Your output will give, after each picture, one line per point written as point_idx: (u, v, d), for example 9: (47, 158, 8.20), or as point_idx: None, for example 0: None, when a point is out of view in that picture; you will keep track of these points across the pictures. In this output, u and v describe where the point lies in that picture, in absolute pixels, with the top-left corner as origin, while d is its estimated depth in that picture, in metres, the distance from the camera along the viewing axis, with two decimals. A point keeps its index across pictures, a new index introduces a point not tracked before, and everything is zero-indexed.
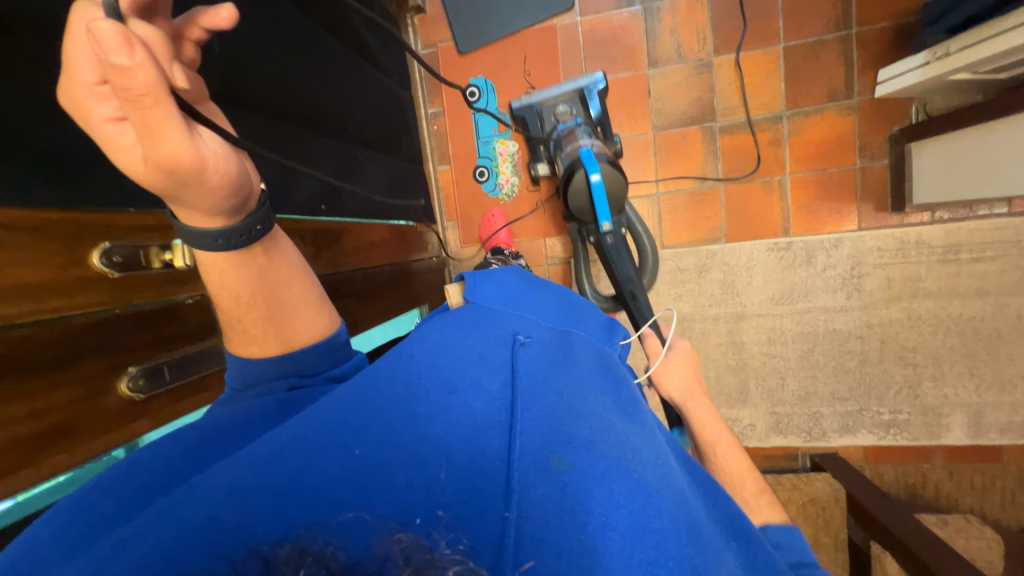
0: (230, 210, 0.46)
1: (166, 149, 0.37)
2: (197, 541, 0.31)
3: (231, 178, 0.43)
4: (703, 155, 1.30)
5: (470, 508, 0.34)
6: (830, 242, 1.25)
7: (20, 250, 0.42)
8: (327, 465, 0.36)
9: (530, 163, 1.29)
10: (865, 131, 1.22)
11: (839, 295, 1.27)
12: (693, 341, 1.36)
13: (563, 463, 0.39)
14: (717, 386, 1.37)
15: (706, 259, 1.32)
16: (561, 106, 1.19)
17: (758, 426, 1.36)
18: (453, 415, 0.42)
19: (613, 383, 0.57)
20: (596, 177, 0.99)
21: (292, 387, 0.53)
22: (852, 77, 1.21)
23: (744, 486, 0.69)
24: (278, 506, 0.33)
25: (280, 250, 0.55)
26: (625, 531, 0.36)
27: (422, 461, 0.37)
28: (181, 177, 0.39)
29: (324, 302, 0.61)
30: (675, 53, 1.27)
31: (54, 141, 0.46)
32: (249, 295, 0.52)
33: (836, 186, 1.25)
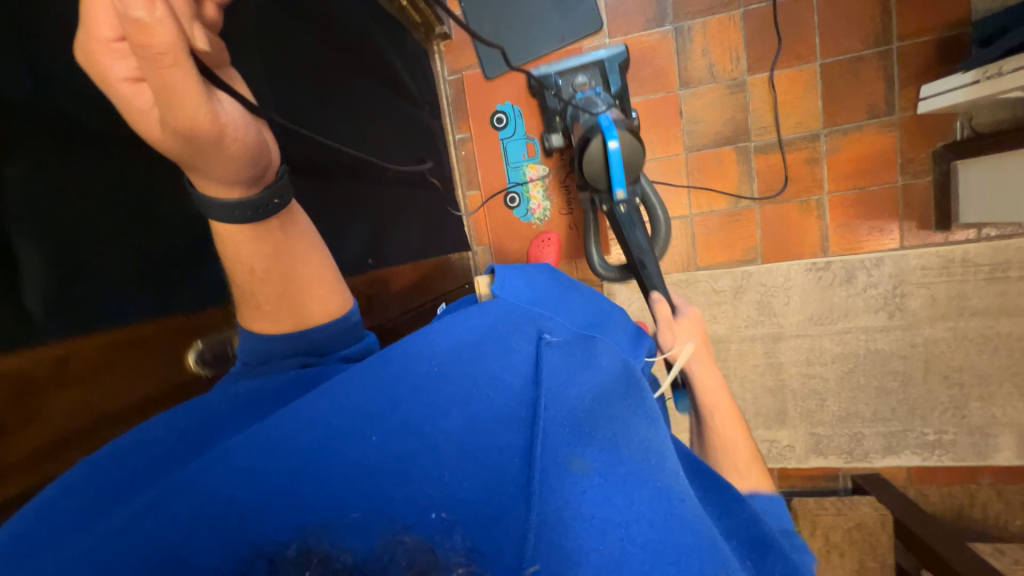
0: (248, 180, 0.46)
1: (186, 114, 0.35)
2: (196, 535, 0.30)
3: (250, 145, 0.42)
4: (738, 176, 1.28)
5: (482, 516, 0.32)
6: (870, 261, 1.23)
7: (131, 372, 0.44)
8: (340, 452, 0.35)
9: (545, 136, 1.27)
10: (907, 148, 1.19)
11: (881, 314, 1.25)
12: (729, 362, 1.35)
13: (583, 466, 0.36)
14: (755, 407, 1.35)
15: (741, 280, 1.30)
16: (579, 76, 1.18)
17: (797, 447, 1.34)
18: (473, 405, 0.40)
19: (637, 380, 0.55)
20: (615, 143, 0.89)
21: (304, 364, 0.50)
22: (893, 93, 1.18)
23: (739, 455, 0.63)
24: (283, 490, 0.32)
25: (295, 224, 0.54)
26: (646, 545, 0.34)
27: (437, 455, 0.35)
28: (199, 143, 0.38)
29: (338, 280, 0.59)
30: (707, 74, 1.25)
31: (141, 251, 0.44)
32: (265, 270, 0.51)
33: (877, 204, 1.23)
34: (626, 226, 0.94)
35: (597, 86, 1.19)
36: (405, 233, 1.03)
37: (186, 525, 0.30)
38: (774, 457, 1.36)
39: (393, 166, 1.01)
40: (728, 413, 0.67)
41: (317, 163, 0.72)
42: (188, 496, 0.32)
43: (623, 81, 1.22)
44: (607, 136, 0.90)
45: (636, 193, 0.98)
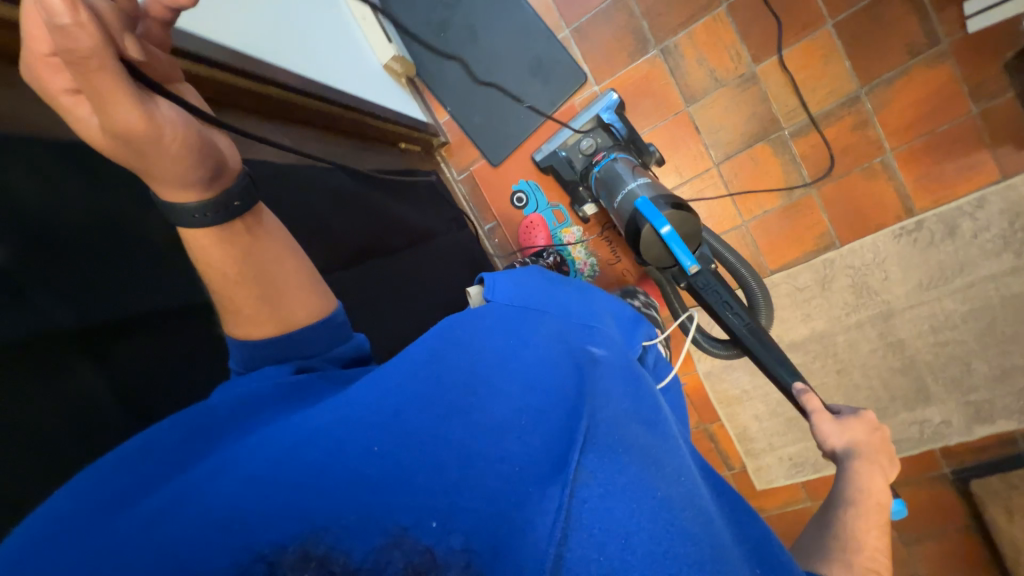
0: (204, 184, 0.43)
1: (118, 118, 0.35)
2: (211, 536, 0.31)
3: (194, 148, 0.40)
4: (782, 167, 1.19)
5: (485, 527, 0.34)
6: (971, 205, 1.09)
7: None
8: (348, 463, 0.36)
9: (576, 208, 1.28)
10: (970, 72, 1.04)
11: (1005, 256, 1.09)
12: (841, 356, 1.24)
13: (584, 477, 0.37)
14: (889, 393, 1.23)
15: (825, 270, 1.20)
16: (584, 142, 1.19)
17: (955, 421, 1.20)
18: (475, 414, 0.41)
19: (626, 374, 0.56)
20: (665, 228, 0.92)
21: (301, 369, 0.48)
22: (930, 21, 1.04)
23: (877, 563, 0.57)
24: (294, 500, 0.33)
25: (266, 230, 0.50)
26: (645, 556, 0.34)
27: (437, 464, 0.37)
28: (139, 147, 0.37)
29: (317, 281, 0.55)
30: (710, 80, 1.19)
31: (117, 378, 0.47)
32: (237, 273, 0.47)
33: (955, 141, 1.08)
34: (714, 301, 0.95)
35: (604, 141, 1.19)
36: None
37: (205, 528, 0.32)
38: (930, 439, 1.23)
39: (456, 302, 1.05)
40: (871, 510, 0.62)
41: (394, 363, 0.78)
42: (208, 504, 0.33)
43: (625, 119, 1.19)
44: (656, 222, 0.93)
45: (707, 257, 0.98)
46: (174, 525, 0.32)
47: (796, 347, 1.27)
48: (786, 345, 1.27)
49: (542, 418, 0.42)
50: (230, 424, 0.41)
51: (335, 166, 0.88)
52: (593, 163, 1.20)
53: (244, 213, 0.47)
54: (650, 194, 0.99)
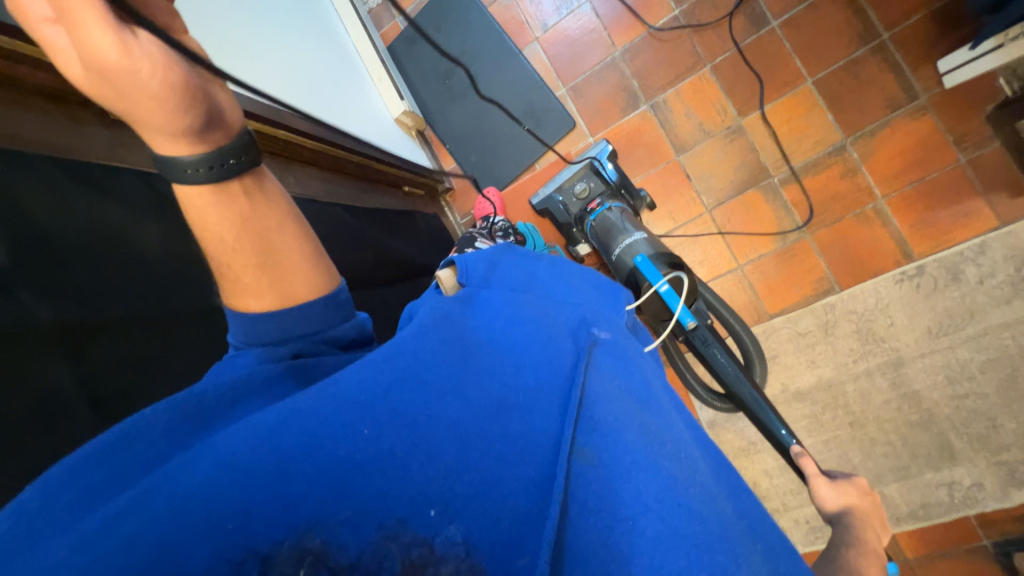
0: (193, 133, 0.41)
1: (91, 45, 0.33)
2: (176, 532, 0.27)
3: (172, 87, 0.37)
4: (774, 212, 1.21)
5: (493, 517, 0.30)
6: (972, 250, 1.07)
7: None
8: (331, 443, 0.31)
9: (572, 249, 1.33)
10: (953, 123, 1.07)
11: (1016, 303, 1.05)
12: (852, 406, 1.17)
13: (585, 455, 0.35)
14: (909, 449, 1.14)
15: (826, 314, 1.18)
16: (577, 185, 1.25)
17: (988, 484, 1.09)
18: (469, 390, 0.37)
19: (634, 357, 0.52)
20: (664, 286, 0.92)
21: (297, 353, 0.47)
22: (907, 78, 1.09)
23: None
24: (274, 486, 0.29)
25: (267, 196, 0.50)
26: (659, 541, 0.31)
27: (434, 443, 0.32)
28: (117, 81, 0.35)
29: (321, 256, 0.54)
30: (698, 132, 1.25)
31: (85, 376, 0.44)
32: (235, 240, 0.47)
33: (946, 189, 1.09)
34: (707, 353, 0.94)
35: (598, 186, 1.24)
36: None
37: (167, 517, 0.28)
38: (961, 504, 1.11)
39: None
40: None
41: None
42: (173, 494, 0.29)
43: (618, 167, 1.26)
44: (654, 280, 0.94)
45: (702, 311, 0.99)
46: (126, 519, 0.28)
47: (802, 396, 1.21)
48: (792, 393, 1.22)
49: (544, 400, 0.39)
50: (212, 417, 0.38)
51: (336, 201, 0.94)
52: (588, 208, 1.24)
53: (240, 171, 0.45)
54: (649, 251, 1.01)
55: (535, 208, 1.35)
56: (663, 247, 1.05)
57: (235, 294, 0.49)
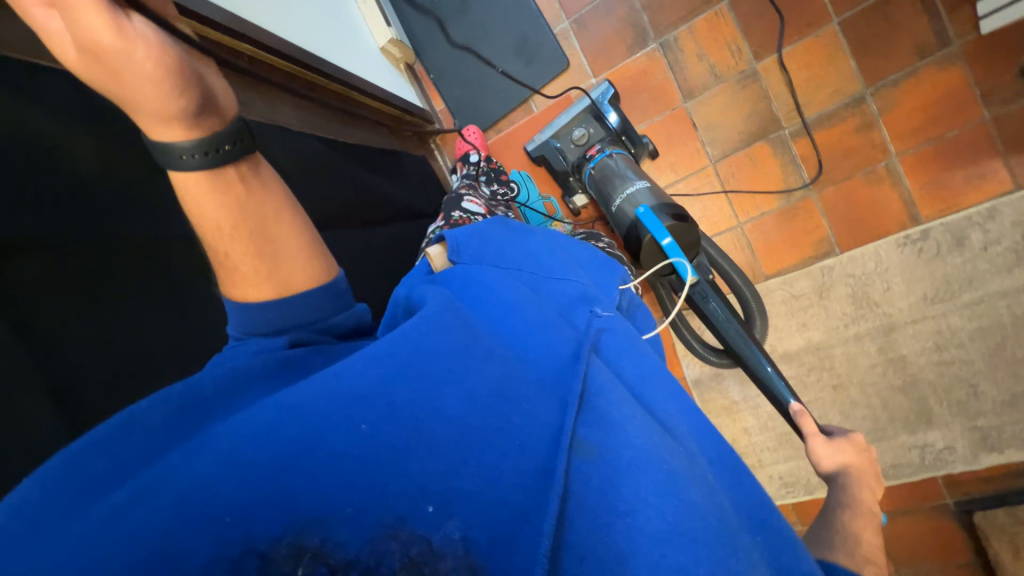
0: (187, 117, 0.43)
1: (87, 29, 0.36)
2: (192, 526, 0.31)
3: (163, 65, 0.39)
4: (781, 168, 1.14)
5: (482, 509, 0.34)
6: (981, 215, 1.02)
7: None
8: (332, 440, 0.34)
9: (567, 199, 1.27)
10: (984, 75, 0.99)
11: (1018, 271, 1.02)
12: (838, 370, 1.17)
13: (585, 449, 0.38)
14: (888, 413, 1.15)
15: (823, 277, 1.15)
16: (575, 131, 1.18)
17: (960, 448, 1.12)
18: (465, 381, 0.39)
19: (632, 342, 0.53)
20: (666, 240, 0.88)
21: (294, 343, 0.49)
22: (942, 21, 1.00)
23: None
24: (278, 480, 0.32)
25: (262, 179, 0.51)
26: (652, 536, 0.33)
27: (430, 438, 0.35)
28: (111, 60, 0.38)
29: (318, 246, 0.56)
30: (710, 76, 1.16)
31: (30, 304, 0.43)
32: (232, 225, 0.48)
33: (965, 149, 1.03)
34: (708, 311, 0.91)
35: (597, 131, 1.17)
36: None
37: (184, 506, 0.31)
38: (931, 465, 1.14)
39: None
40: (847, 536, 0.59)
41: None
42: (183, 487, 0.32)
43: (621, 112, 1.18)
44: (657, 233, 0.89)
45: (703, 266, 0.95)
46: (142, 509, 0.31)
47: (789, 358, 1.20)
48: (779, 355, 1.21)
49: (535, 396, 0.41)
50: (217, 408, 0.41)
51: (312, 133, 0.86)
52: (586, 155, 1.18)
53: (235, 159, 0.47)
54: (652, 202, 0.95)
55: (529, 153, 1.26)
56: (666, 196, 0.98)
57: (233, 283, 0.50)
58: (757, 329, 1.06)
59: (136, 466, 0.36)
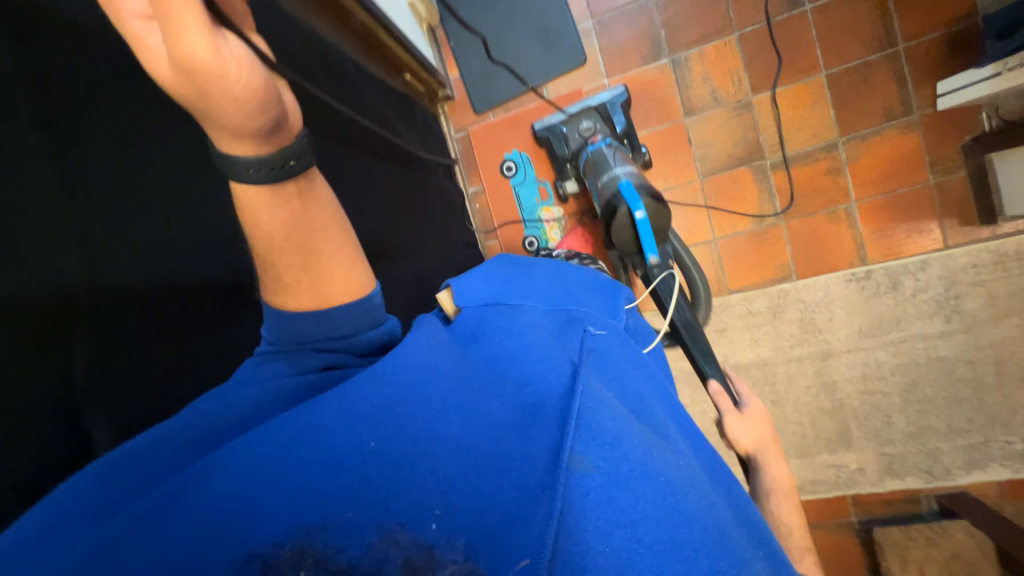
0: (260, 135, 0.45)
1: (188, 48, 0.35)
2: (209, 536, 0.32)
3: (254, 88, 0.40)
4: (758, 194, 1.25)
5: (483, 521, 0.35)
6: (915, 265, 1.17)
7: None
8: (343, 458, 0.37)
9: (558, 183, 1.32)
10: (934, 145, 1.15)
11: (936, 319, 1.17)
12: (778, 386, 1.27)
13: (582, 464, 0.40)
14: (815, 431, 1.26)
15: (778, 299, 1.25)
16: (584, 122, 1.22)
17: (869, 470, 1.24)
18: (468, 409, 0.42)
19: (628, 368, 0.57)
20: (640, 214, 0.92)
21: (324, 364, 0.52)
22: (908, 93, 1.15)
23: (792, 536, 0.68)
24: (288, 496, 0.35)
25: (315, 196, 0.54)
26: (649, 544, 0.37)
27: (433, 455, 0.38)
28: (201, 82, 0.37)
29: (360, 261, 0.60)
30: (710, 99, 1.26)
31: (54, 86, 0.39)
32: (282, 239, 0.52)
33: (910, 206, 1.18)
34: (661, 292, 0.95)
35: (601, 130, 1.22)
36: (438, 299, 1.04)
37: (195, 520, 0.33)
38: (843, 484, 1.26)
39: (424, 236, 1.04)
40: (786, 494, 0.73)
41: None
42: (200, 503, 0.34)
43: (628, 118, 1.25)
44: (632, 206, 0.92)
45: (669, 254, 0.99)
46: (153, 523, 0.33)
47: (739, 369, 1.29)
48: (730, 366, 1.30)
49: (535, 421, 0.44)
50: (228, 428, 0.42)
51: (337, 50, 0.87)
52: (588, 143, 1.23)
53: (298, 172, 0.50)
54: (632, 179, 0.98)
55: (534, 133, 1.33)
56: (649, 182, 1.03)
57: (276, 293, 0.53)
58: (700, 314, 1.13)
59: (149, 482, 0.37)
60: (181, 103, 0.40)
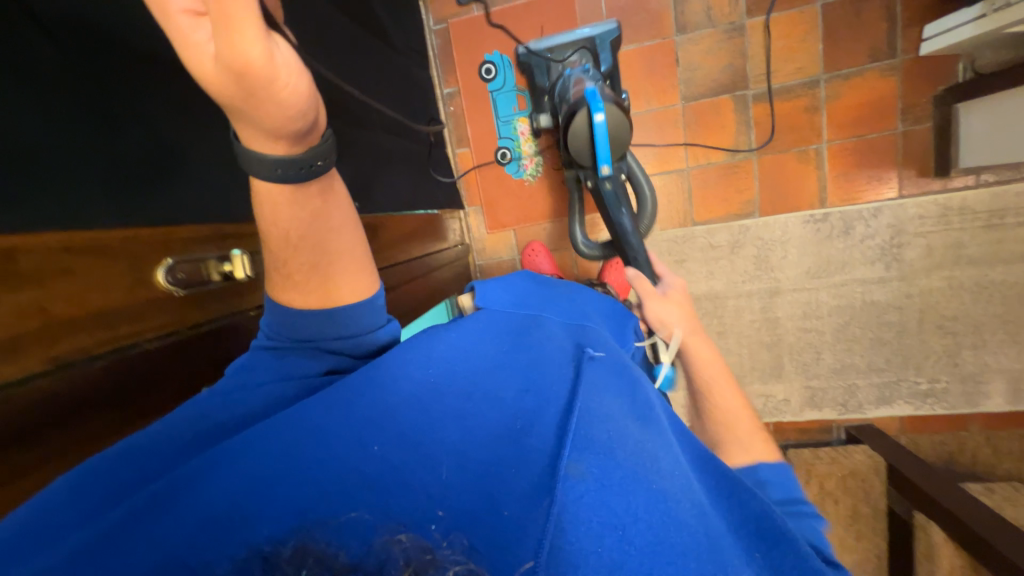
0: (294, 136, 0.44)
1: (238, 49, 0.34)
2: (211, 534, 0.33)
3: (302, 95, 0.40)
4: (736, 126, 1.25)
5: (472, 520, 0.36)
6: (869, 211, 1.22)
7: (86, 277, 0.43)
8: (346, 459, 0.39)
9: (532, 116, 1.23)
10: (909, 93, 1.16)
11: (877, 265, 1.24)
12: (725, 318, 1.33)
13: (576, 471, 0.40)
14: (751, 363, 1.35)
15: (739, 234, 1.28)
16: (569, 53, 1.10)
17: (793, 401, 1.35)
18: (467, 420, 0.44)
19: (625, 376, 0.58)
20: (598, 117, 0.90)
21: (328, 369, 0.53)
22: (895, 34, 1.14)
23: (740, 422, 0.69)
24: (289, 499, 0.36)
25: (336, 194, 0.54)
26: (642, 547, 0.36)
27: (432, 461, 0.40)
28: (250, 85, 0.37)
29: (367, 262, 0.60)
30: (704, 17, 1.21)
31: None
32: (299, 237, 0.51)
33: (875, 152, 1.20)
34: (609, 203, 1.00)
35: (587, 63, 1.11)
36: (393, 185, 1.02)
37: (190, 526, 0.34)
38: (768, 412, 1.36)
39: (375, 114, 0.98)
40: (721, 377, 0.73)
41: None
42: (205, 504, 0.35)
43: (615, 61, 1.14)
44: (592, 107, 0.90)
45: (622, 169, 1.01)
46: (150, 527, 0.34)
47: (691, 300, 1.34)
48: None
49: (531, 426, 0.45)
50: (226, 430, 0.44)
51: None
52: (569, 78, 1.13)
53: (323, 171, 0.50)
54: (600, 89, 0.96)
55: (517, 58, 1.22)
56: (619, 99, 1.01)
57: (282, 288, 0.54)
58: (644, 222, 1.14)
59: (137, 479, 0.38)
60: (215, 99, 0.39)
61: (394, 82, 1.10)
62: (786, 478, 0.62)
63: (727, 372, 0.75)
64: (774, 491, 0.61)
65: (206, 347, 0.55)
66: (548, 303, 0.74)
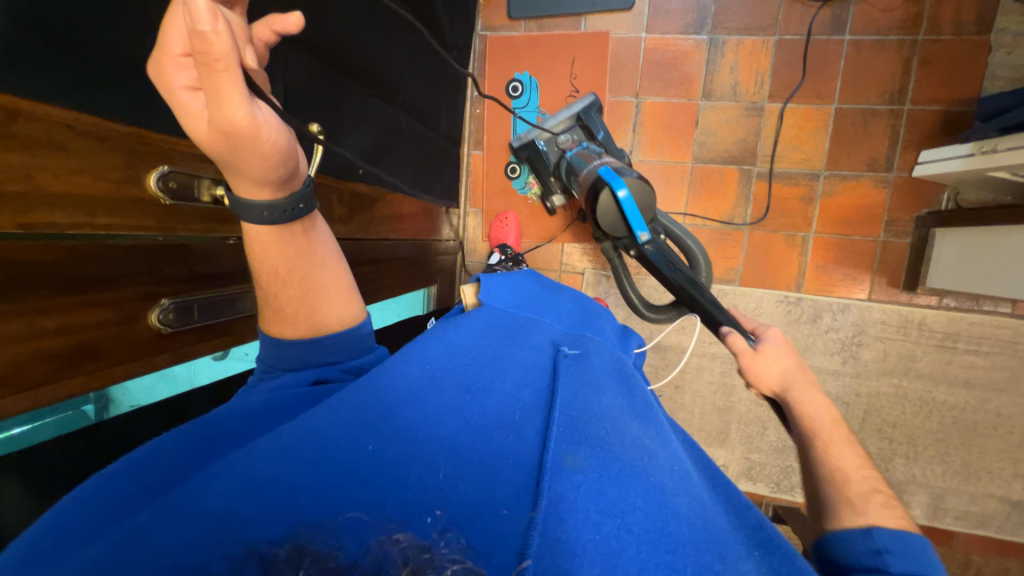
0: (277, 182, 0.47)
1: (228, 115, 0.37)
2: (211, 534, 0.35)
3: (281, 148, 0.43)
4: (735, 197, 1.32)
5: (468, 520, 0.38)
6: (838, 306, 1.28)
7: (82, 157, 0.44)
8: (344, 457, 0.41)
9: (546, 198, 1.30)
10: (895, 207, 1.25)
11: (835, 358, 1.30)
12: (686, 374, 1.37)
13: (575, 462, 0.44)
14: (700, 423, 1.38)
15: (716, 298, 1.34)
16: (563, 135, 1.19)
17: (731, 468, 1.37)
18: (465, 414, 0.48)
19: (619, 380, 0.62)
20: (623, 193, 0.94)
21: (317, 379, 0.56)
22: (894, 152, 1.23)
23: (850, 483, 0.52)
24: (291, 503, 0.37)
25: (316, 233, 0.57)
26: (638, 533, 0.39)
27: (430, 457, 0.43)
28: (238, 142, 0.40)
29: (352, 292, 0.63)
30: (730, 91, 1.28)
31: None
32: (287, 272, 0.55)
33: (856, 253, 1.28)
34: (656, 265, 0.96)
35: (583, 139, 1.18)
36: (398, 165, 1.03)
37: (186, 532, 0.35)
38: None
39: (402, 94, 1.00)
40: (833, 433, 0.57)
41: (309, 42, 0.69)
42: (205, 510, 0.36)
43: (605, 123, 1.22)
44: (615, 186, 0.94)
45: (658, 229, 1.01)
46: (148, 535, 0.35)
47: (658, 348, 1.38)
48: (652, 344, 1.38)
49: (522, 426, 0.48)
50: (236, 434, 0.47)
51: None
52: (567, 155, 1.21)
53: (304, 213, 0.53)
54: (613, 164, 1.01)
55: (514, 154, 1.30)
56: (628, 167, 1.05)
57: (273, 321, 0.57)
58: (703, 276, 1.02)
59: (151, 488, 0.41)
60: (210, 156, 0.42)
61: (428, 88, 1.13)
62: (917, 552, 0.45)
63: (846, 433, 0.58)
64: (896, 563, 0.44)
65: (182, 262, 0.54)
66: (549, 310, 0.75)
